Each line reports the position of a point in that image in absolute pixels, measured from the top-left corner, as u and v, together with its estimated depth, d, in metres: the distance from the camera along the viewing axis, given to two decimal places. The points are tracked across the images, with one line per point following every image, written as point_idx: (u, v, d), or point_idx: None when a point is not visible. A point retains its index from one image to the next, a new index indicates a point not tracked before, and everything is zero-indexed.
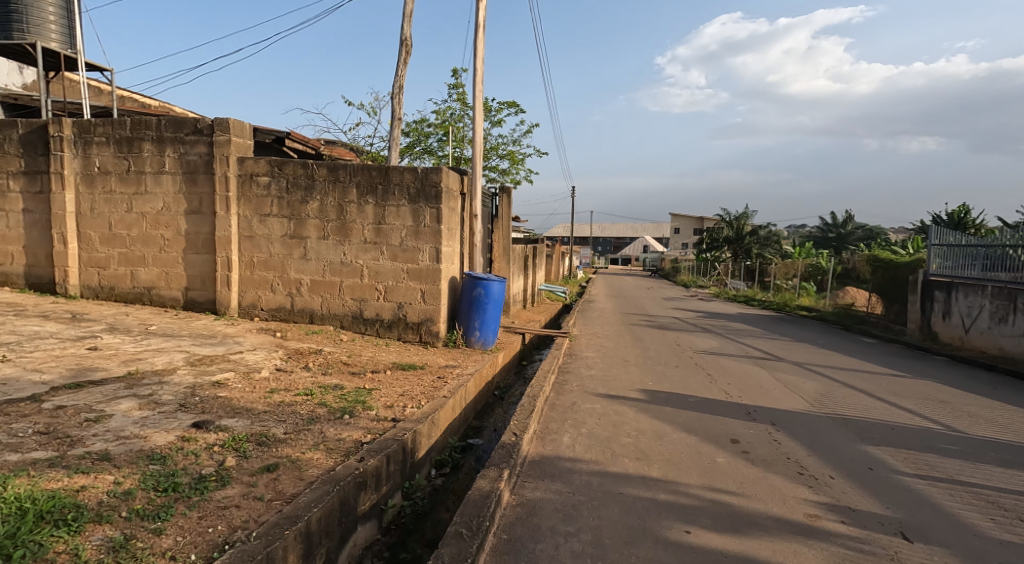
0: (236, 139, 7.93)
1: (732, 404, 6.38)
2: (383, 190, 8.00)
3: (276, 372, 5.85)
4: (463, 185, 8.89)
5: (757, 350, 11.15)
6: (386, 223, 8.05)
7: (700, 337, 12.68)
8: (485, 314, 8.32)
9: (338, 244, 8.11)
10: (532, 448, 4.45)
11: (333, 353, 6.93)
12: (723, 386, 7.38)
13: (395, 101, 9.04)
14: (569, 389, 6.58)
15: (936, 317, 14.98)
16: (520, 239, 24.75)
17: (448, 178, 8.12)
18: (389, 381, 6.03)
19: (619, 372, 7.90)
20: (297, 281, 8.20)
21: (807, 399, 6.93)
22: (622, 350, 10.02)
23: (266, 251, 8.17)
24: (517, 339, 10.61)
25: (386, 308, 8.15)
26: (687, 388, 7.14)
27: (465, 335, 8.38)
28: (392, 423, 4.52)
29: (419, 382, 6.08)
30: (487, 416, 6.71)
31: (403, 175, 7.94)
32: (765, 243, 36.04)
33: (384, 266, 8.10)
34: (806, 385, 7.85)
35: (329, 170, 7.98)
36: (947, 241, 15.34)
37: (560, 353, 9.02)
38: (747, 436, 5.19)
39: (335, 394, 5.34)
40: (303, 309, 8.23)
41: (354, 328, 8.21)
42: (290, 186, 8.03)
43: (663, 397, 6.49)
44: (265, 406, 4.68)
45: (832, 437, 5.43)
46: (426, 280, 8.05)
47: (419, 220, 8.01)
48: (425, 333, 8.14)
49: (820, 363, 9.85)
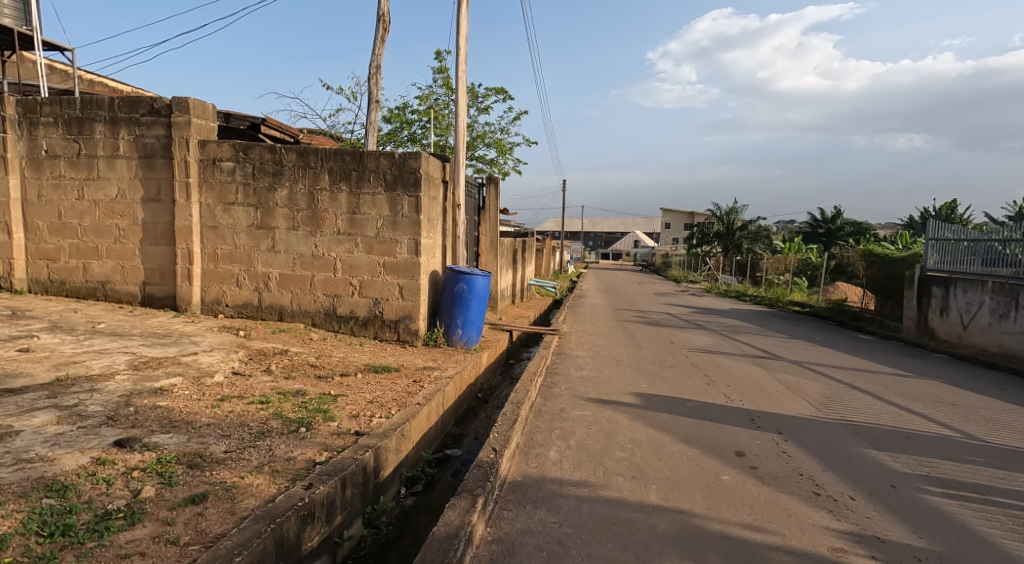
0: (197, 120, 7.32)
1: (733, 409, 5.86)
2: (358, 176, 7.41)
3: (231, 377, 5.27)
4: (445, 173, 8.31)
5: (754, 348, 10.68)
6: (360, 213, 7.46)
7: (694, 334, 12.18)
8: (468, 311, 7.75)
9: (308, 235, 7.52)
10: (514, 466, 3.90)
11: (300, 354, 6.35)
12: (722, 389, 6.88)
13: (372, 82, 8.43)
14: (558, 393, 6.05)
15: (933, 313, 14.60)
16: (509, 232, 24.21)
17: (428, 164, 7.54)
18: (359, 386, 5.46)
19: (610, 373, 7.39)
20: (265, 275, 7.60)
21: (812, 401, 6.44)
22: (615, 348, 9.50)
23: (231, 242, 7.57)
24: (503, 337, 10.06)
25: (361, 305, 7.57)
26: (685, 390, 6.62)
27: (447, 334, 7.81)
28: (355, 437, 3.96)
29: (393, 387, 5.52)
30: (468, 424, 6.16)
31: (379, 161, 7.35)
32: (754, 238, 35.85)
33: (359, 259, 7.52)
34: (810, 386, 7.36)
35: (299, 155, 7.38)
36: (945, 234, 14.94)
37: (548, 352, 8.49)
38: (752, 447, 4.67)
39: (296, 402, 4.77)
40: (272, 305, 7.63)
41: (326, 326, 7.62)
42: (256, 172, 7.42)
43: (659, 402, 5.97)
44: (209, 417, 4.10)
45: (844, 447, 4.91)
46: (404, 274, 7.48)
47: (396, 210, 7.43)
48: (404, 332, 7.57)
49: (820, 362, 9.38)
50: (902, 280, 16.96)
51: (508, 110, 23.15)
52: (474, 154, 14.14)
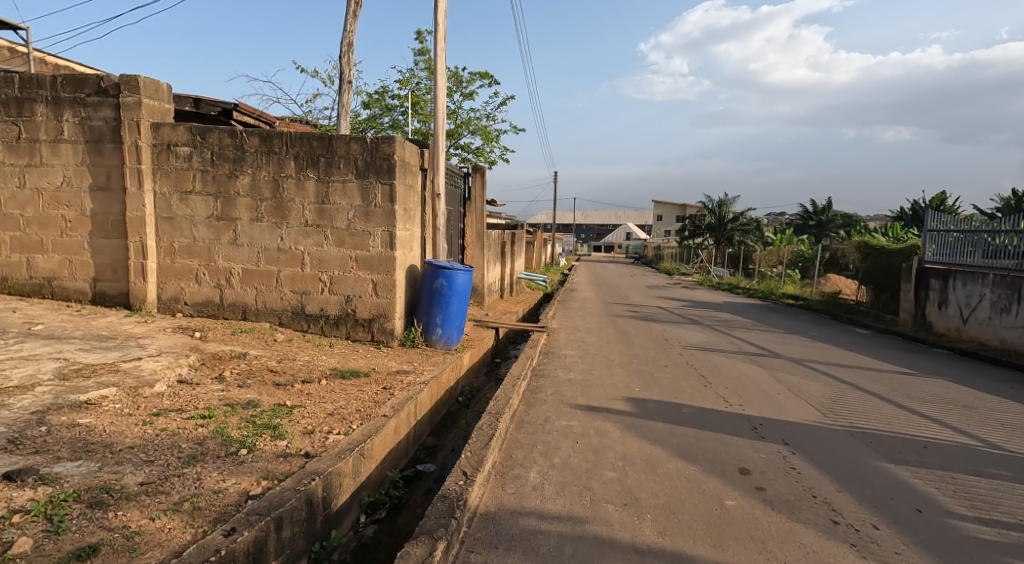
0: (148, 101, 6.74)
1: (734, 416, 5.37)
2: (326, 163, 6.82)
3: (175, 385, 4.71)
4: (424, 159, 7.73)
5: (752, 343, 10.20)
6: (330, 202, 6.88)
7: (689, 330, 11.68)
8: (447, 308, 7.20)
9: (274, 227, 6.94)
10: (486, 494, 3.38)
11: (260, 357, 5.79)
12: (720, 391, 6.38)
13: (344, 62, 7.83)
14: (543, 399, 5.53)
15: (931, 306, 14.18)
16: (498, 224, 23.63)
17: (404, 150, 6.97)
18: (322, 395, 4.91)
19: (601, 374, 6.87)
20: (227, 270, 7.01)
21: (818, 406, 5.95)
22: (606, 347, 8.98)
23: (189, 235, 6.98)
24: (489, 335, 9.50)
25: (332, 303, 7.01)
26: (681, 394, 6.12)
27: (425, 333, 7.26)
28: (303, 461, 3.42)
29: (360, 395, 4.97)
30: (445, 434, 5.62)
31: (350, 146, 6.78)
32: (746, 230, 34.43)
33: (329, 253, 6.95)
34: (813, 387, 6.87)
35: (262, 139, 6.78)
36: (943, 225, 14.52)
37: (535, 351, 7.97)
38: (757, 462, 4.16)
39: (245, 415, 4.21)
40: (235, 303, 7.05)
41: (294, 326, 7.05)
42: (215, 157, 6.83)
43: (653, 409, 5.46)
44: (135, 436, 3.55)
45: (859, 461, 4.40)
46: (377, 269, 6.93)
47: (368, 199, 6.85)
48: (378, 331, 7.02)
49: (822, 360, 8.91)
50: (898, 272, 16.56)
51: (495, 96, 22.35)
52: (460, 142, 13.55)
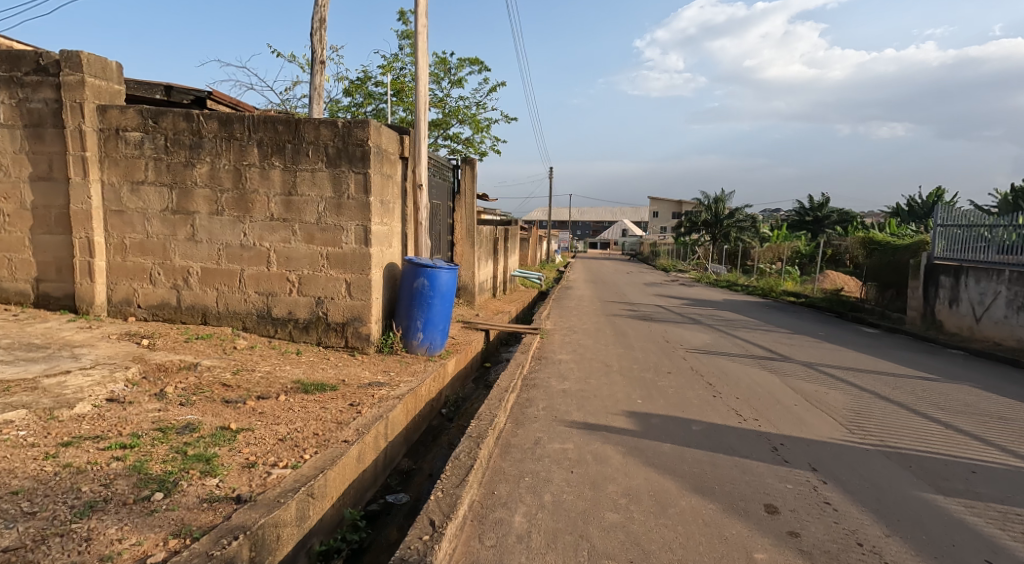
0: (93, 80, 6.05)
1: (751, 434, 4.72)
2: (293, 150, 6.14)
3: (104, 405, 4.04)
4: (403, 147, 7.05)
5: (758, 346, 9.55)
6: (297, 194, 6.20)
7: (690, 330, 11.02)
8: (429, 311, 6.53)
9: (235, 222, 6.26)
10: (458, 551, 2.74)
11: (213, 368, 5.10)
12: (732, 402, 5.73)
13: (315, 39, 7.13)
14: (534, 416, 4.87)
15: (940, 304, 13.56)
16: (490, 220, 22.94)
17: (379, 135, 6.31)
18: (277, 415, 4.23)
19: (599, 384, 6.21)
20: (184, 269, 6.33)
21: (841, 419, 5.31)
22: (603, 351, 8.32)
23: (141, 230, 6.29)
24: (478, 337, 8.83)
25: (301, 305, 6.33)
26: (689, 406, 5.47)
27: (405, 338, 6.59)
28: (230, 509, 2.77)
29: (321, 415, 4.29)
30: (423, 455, 4.96)
31: (319, 131, 6.10)
32: (742, 226, 33.76)
33: (298, 250, 6.27)
34: (831, 395, 6.24)
35: (221, 124, 6.11)
36: (953, 219, 13.86)
37: (526, 356, 7.31)
38: (785, 496, 3.53)
39: (176, 443, 3.53)
40: (193, 305, 6.37)
41: (259, 331, 6.37)
42: (169, 144, 6.15)
43: (658, 426, 4.81)
44: (26, 477, 2.89)
45: (902, 490, 3.77)
46: (351, 268, 6.26)
47: (340, 190, 6.17)
48: (352, 336, 6.35)
49: (835, 363, 8.26)
50: (905, 269, 15.91)
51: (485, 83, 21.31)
52: (448, 134, 12.86)
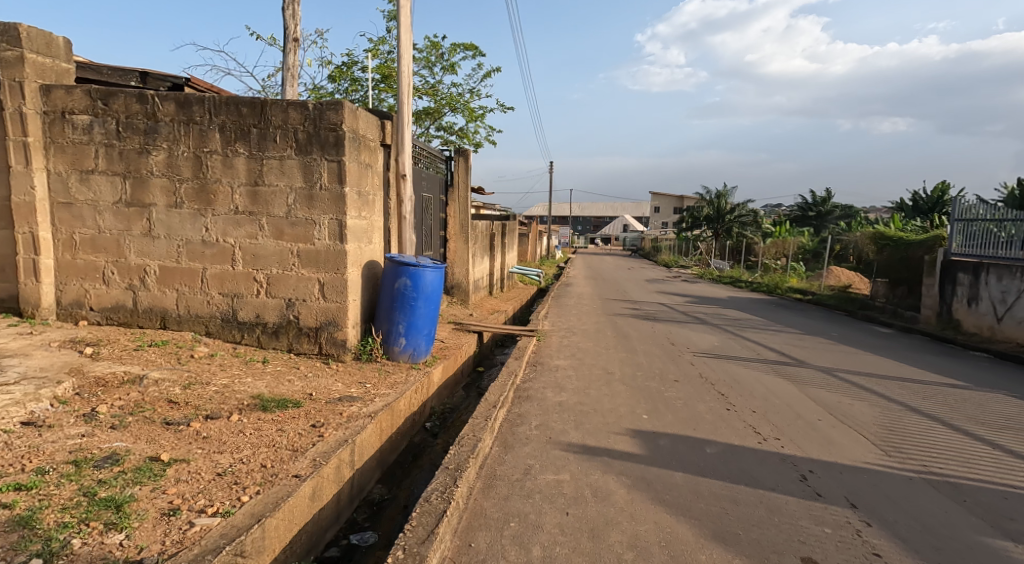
0: (34, 57, 5.43)
1: (774, 459, 4.12)
2: (258, 135, 5.52)
3: (17, 431, 3.44)
4: (385, 133, 6.41)
5: (770, 348, 8.92)
6: (264, 184, 5.58)
7: (696, 332, 10.39)
8: (412, 314, 5.91)
9: (196, 215, 5.64)
10: None
11: (161, 381, 4.46)
12: (749, 417, 5.12)
13: (287, 14, 6.49)
14: (525, 437, 4.26)
15: (958, 303, 12.91)
16: (487, 215, 22.25)
17: (356, 119, 5.69)
18: (223, 440, 3.60)
19: (599, 395, 5.61)
20: (140, 268, 5.72)
21: (874, 438, 4.70)
22: (604, 355, 7.70)
23: (92, 224, 5.67)
24: (470, 340, 8.21)
25: (270, 307, 5.72)
26: (701, 422, 4.86)
27: (386, 344, 5.97)
28: None
29: (276, 439, 3.67)
30: (399, 481, 4.36)
31: (287, 114, 5.48)
32: (744, 222, 33.15)
33: (266, 247, 5.66)
34: (857, 407, 5.63)
35: (178, 106, 5.49)
36: (970, 212, 13.16)
37: (521, 362, 6.70)
38: (825, 547, 2.93)
39: (88, 480, 2.90)
40: (151, 308, 5.75)
41: (224, 336, 5.76)
42: (121, 128, 5.53)
43: (668, 449, 4.20)
44: None
45: (962, 535, 3.17)
46: (325, 266, 5.65)
47: (312, 180, 5.56)
48: (327, 342, 5.74)
49: (856, 369, 7.64)
50: (918, 265, 15.22)
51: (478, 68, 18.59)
52: (440, 123, 12.23)
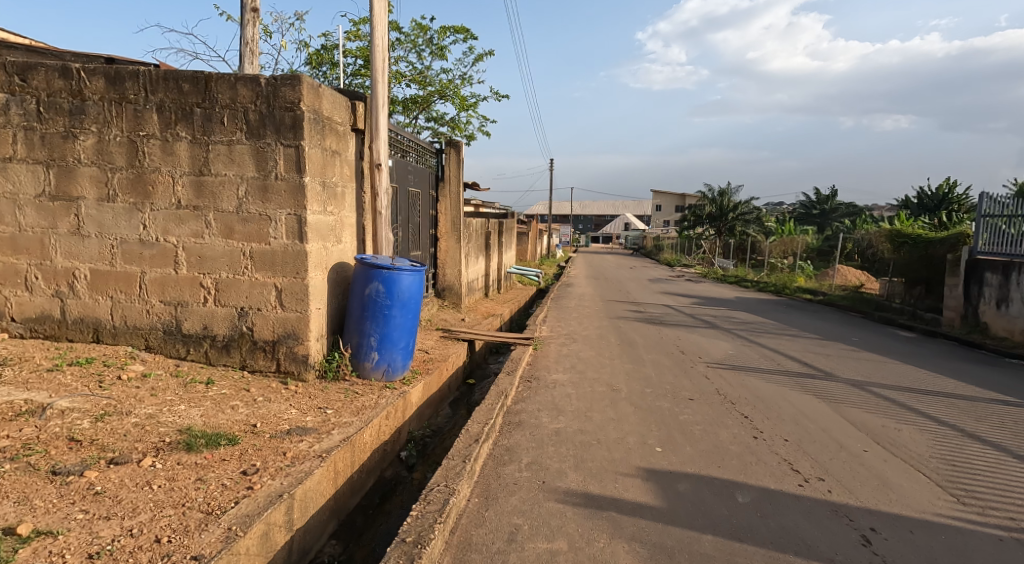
0: None
1: (825, 513, 3.31)
2: (203, 115, 4.71)
3: None
4: (356, 116, 5.61)
5: (790, 358, 8.08)
6: (211, 173, 4.77)
7: (707, 338, 9.55)
8: (386, 325, 5.10)
9: (132, 210, 4.82)
10: None
11: (69, 411, 3.64)
12: (784, 449, 4.30)
13: None
14: (512, 483, 3.45)
15: (985, 305, 12.04)
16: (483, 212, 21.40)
17: (318, 97, 4.87)
18: (120, 497, 2.77)
19: (604, 419, 4.79)
20: (67, 271, 4.90)
21: (937, 478, 3.90)
22: (609, 368, 6.88)
23: (11, 221, 4.86)
24: (458, 349, 7.38)
25: (219, 317, 4.91)
26: (728, 457, 4.04)
27: (355, 359, 5.16)
28: None
29: (190, 495, 2.84)
30: (359, 536, 3.56)
31: (236, 91, 4.68)
32: (748, 219, 32.12)
33: (213, 247, 4.85)
34: (906, 434, 4.81)
35: (109, 81, 4.68)
36: (998, 207, 12.26)
37: (513, 378, 5.88)
38: None
39: None
40: (82, 319, 4.94)
41: (166, 351, 4.94)
42: (42, 108, 4.72)
43: (691, 498, 3.38)
44: None
45: None
46: (282, 270, 4.84)
47: (266, 169, 4.75)
48: (285, 359, 4.93)
49: (890, 383, 6.81)
50: (939, 264, 14.33)
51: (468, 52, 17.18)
52: (430, 112, 11.40)
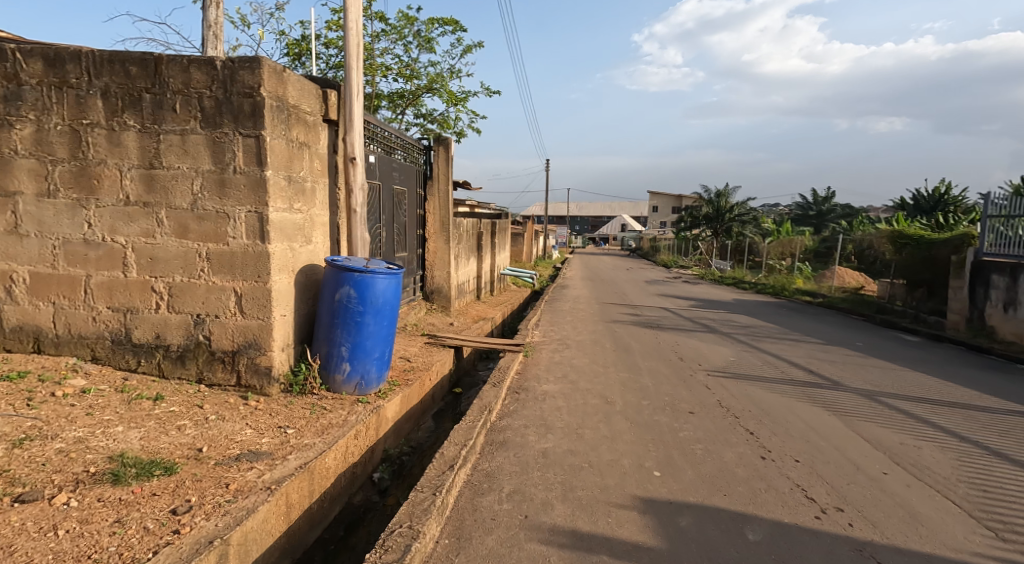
0: None
1: (848, 555, 2.88)
2: (153, 101, 4.26)
3: None
4: (327, 106, 5.16)
5: (794, 365, 7.64)
6: (163, 165, 4.32)
7: (707, 343, 9.12)
8: (358, 334, 4.65)
9: (75, 207, 4.37)
10: None
11: None
12: (796, 471, 3.85)
13: None
14: (490, 519, 3.00)
15: (992, 308, 11.64)
16: (477, 213, 20.98)
17: (282, 83, 4.43)
18: (14, 550, 2.33)
19: (597, 437, 4.34)
20: (5, 275, 4.44)
21: (968, 506, 3.48)
22: (603, 377, 6.44)
23: None
24: (444, 356, 6.93)
25: (173, 325, 4.46)
26: (734, 483, 3.60)
27: (325, 371, 4.71)
28: None
29: (100, 546, 2.40)
30: None
31: (188, 75, 4.23)
32: (744, 220, 31.52)
33: (166, 247, 4.39)
34: (929, 452, 4.38)
35: (48, 64, 4.23)
36: (1004, 207, 11.80)
37: (500, 389, 5.43)
38: None
39: None
40: (21, 327, 4.48)
41: (115, 362, 4.49)
42: None
43: (695, 536, 2.94)
44: None
45: None
46: (242, 273, 4.38)
47: (223, 161, 4.30)
48: (246, 371, 4.47)
49: (903, 393, 6.38)
50: (943, 265, 13.88)
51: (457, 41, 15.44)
52: (417, 108, 10.95)
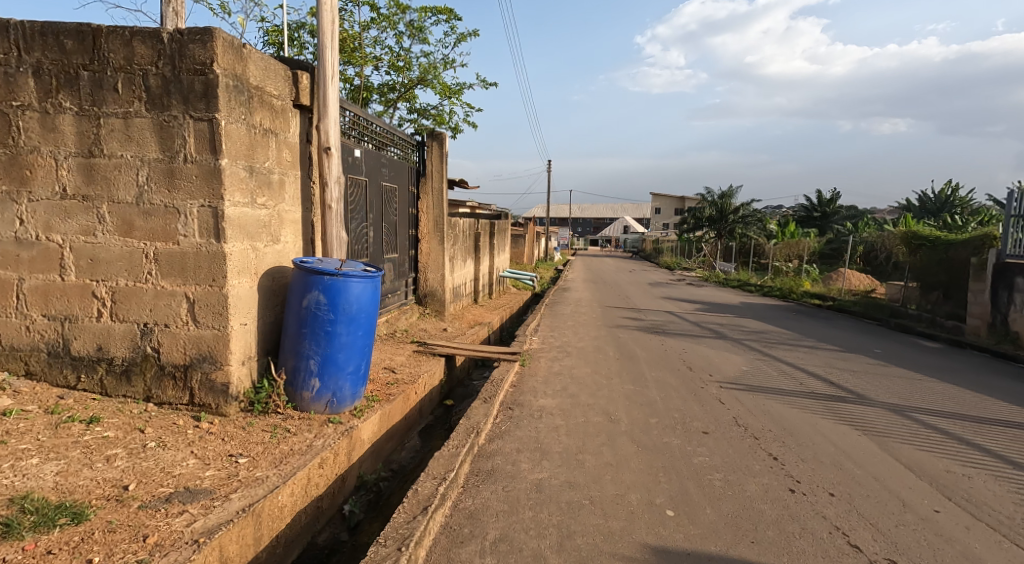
0: None
1: None
2: (91, 79, 3.72)
3: None
4: (298, 90, 4.61)
5: (814, 375, 7.06)
6: (103, 153, 3.78)
7: (716, 351, 8.55)
8: (329, 345, 4.10)
9: (4, 201, 3.85)
10: None
11: None
12: (831, 510, 3.29)
13: None
14: None
15: (1016, 313, 11.02)
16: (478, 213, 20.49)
17: (240, 61, 3.89)
18: None
19: (599, 465, 3.79)
20: None
21: None
22: (606, 389, 5.88)
23: None
24: (433, 366, 6.37)
25: (116, 335, 3.92)
26: (761, 526, 3.04)
27: (292, 387, 4.17)
28: None
29: None
30: None
31: (131, 50, 3.70)
32: (749, 222, 31.09)
33: (108, 247, 3.85)
34: (980, 482, 3.82)
35: None
36: None
37: (491, 406, 4.88)
38: None
39: None
40: None
41: (52, 378, 3.95)
42: None
43: None
44: None
45: None
46: (195, 277, 3.84)
47: (172, 149, 3.76)
48: (199, 388, 3.93)
49: (935, 408, 5.80)
50: (961, 268, 13.26)
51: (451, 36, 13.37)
52: (410, 101, 10.40)
